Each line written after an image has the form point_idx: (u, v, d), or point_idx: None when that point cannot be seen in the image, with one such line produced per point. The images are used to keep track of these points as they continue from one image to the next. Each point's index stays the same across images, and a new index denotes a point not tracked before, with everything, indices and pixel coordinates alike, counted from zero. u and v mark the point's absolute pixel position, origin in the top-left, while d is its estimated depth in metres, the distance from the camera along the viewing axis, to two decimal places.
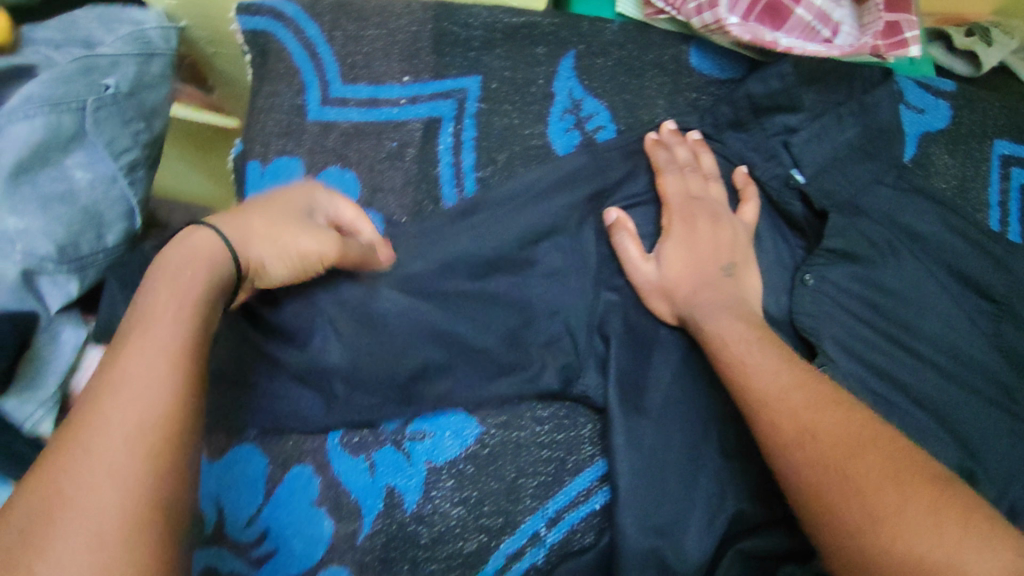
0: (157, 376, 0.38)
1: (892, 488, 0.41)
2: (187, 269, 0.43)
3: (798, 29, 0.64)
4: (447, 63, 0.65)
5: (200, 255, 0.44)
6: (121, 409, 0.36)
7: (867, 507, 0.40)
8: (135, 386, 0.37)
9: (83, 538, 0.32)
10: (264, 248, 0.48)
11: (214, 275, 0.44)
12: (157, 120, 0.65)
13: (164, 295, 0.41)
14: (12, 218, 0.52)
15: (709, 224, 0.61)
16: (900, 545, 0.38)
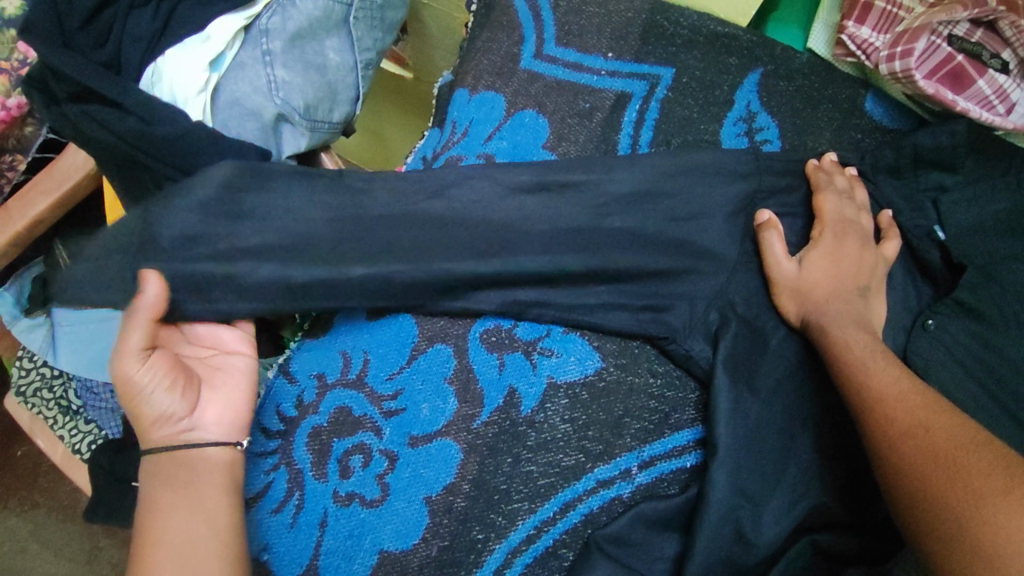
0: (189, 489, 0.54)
1: (1001, 474, 0.43)
2: (184, 456, 0.55)
3: (976, 98, 0.70)
4: (649, 51, 0.74)
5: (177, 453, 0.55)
6: (175, 521, 0.52)
7: (971, 488, 0.43)
8: (184, 509, 0.52)
9: (186, 552, 0.51)
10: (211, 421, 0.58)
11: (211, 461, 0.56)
12: (392, 35, 0.73)
13: (178, 462, 0.55)
14: (282, 70, 0.63)
15: (857, 246, 0.66)
16: (1000, 518, 0.41)
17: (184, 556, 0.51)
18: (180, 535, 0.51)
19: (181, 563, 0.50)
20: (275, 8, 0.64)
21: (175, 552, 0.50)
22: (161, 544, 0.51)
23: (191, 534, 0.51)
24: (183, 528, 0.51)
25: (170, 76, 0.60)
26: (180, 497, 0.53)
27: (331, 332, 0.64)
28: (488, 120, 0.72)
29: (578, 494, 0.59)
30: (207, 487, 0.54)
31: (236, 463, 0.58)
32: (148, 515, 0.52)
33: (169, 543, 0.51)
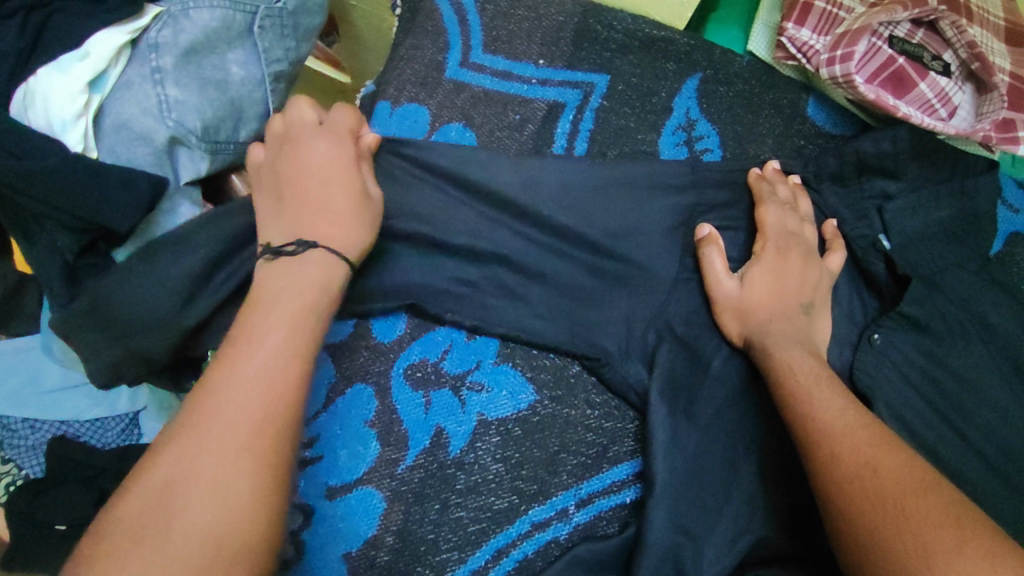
0: (292, 314, 0.46)
1: (951, 526, 0.41)
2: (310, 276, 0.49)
3: (918, 102, 0.68)
4: (582, 57, 0.70)
5: (308, 263, 0.49)
6: (269, 334, 0.45)
7: (920, 541, 0.41)
8: (276, 324, 0.45)
9: (271, 365, 0.43)
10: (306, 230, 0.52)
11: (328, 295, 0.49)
12: (307, 44, 0.67)
13: (295, 282, 0.48)
14: (174, 88, 0.57)
15: (801, 261, 0.64)
16: None
17: (267, 369, 0.43)
18: (270, 342, 0.44)
19: (271, 357, 0.44)
20: (166, 20, 0.58)
21: (260, 353, 0.44)
22: (251, 339, 0.44)
23: (288, 336, 0.45)
24: (274, 346, 0.44)
25: (42, 98, 0.54)
26: (287, 304, 0.47)
27: None
28: (411, 136, 0.67)
29: (512, 539, 0.55)
30: (313, 302, 0.48)
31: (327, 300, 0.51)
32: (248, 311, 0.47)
33: (263, 338, 0.44)
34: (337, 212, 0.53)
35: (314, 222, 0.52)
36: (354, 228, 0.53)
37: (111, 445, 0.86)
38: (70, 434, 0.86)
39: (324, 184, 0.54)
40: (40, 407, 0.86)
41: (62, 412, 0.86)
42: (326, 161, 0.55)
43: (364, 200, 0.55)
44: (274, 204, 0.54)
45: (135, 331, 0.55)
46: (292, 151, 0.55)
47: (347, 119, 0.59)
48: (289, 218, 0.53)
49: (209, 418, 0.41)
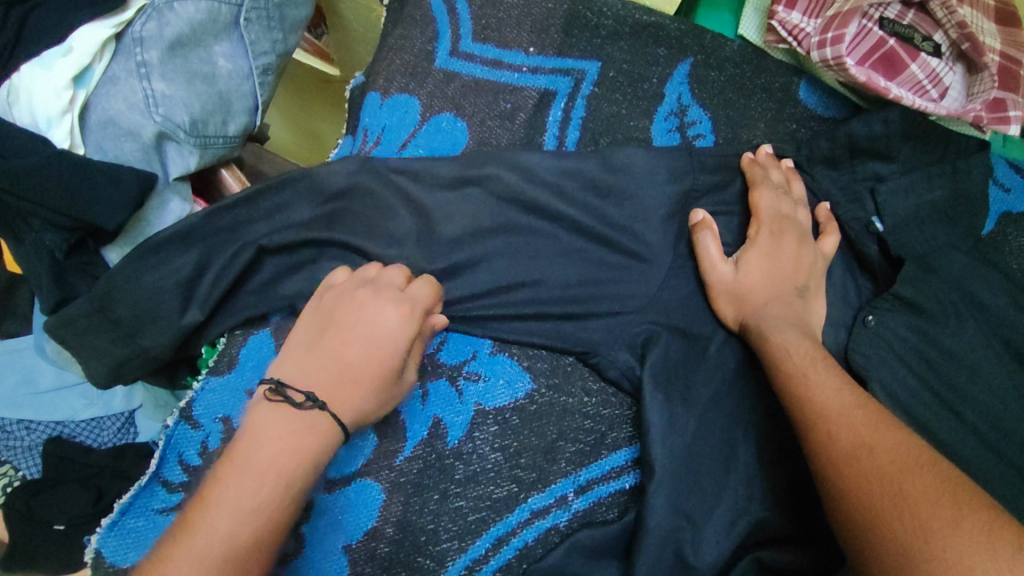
0: (262, 483, 0.45)
1: (947, 502, 0.41)
2: (292, 432, 0.47)
3: (910, 83, 0.68)
4: (572, 44, 0.70)
5: (297, 423, 0.47)
6: (240, 494, 0.44)
7: (917, 518, 0.41)
8: (249, 482, 0.44)
9: (225, 534, 0.42)
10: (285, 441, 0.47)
11: (317, 453, 0.47)
12: (295, 36, 0.67)
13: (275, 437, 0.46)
14: (160, 83, 0.57)
15: (795, 244, 0.64)
16: (948, 554, 0.39)
17: (222, 536, 0.42)
18: (240, 514, 0.43)
19: (233, 524, 0.43)
20: (150, 13, 0.58)
21: (226, 522, 0.43)
22: (224, 506, 0.43)
23: (253, 498, 0.44)
24: (239, 509, 0.43)
25: (27, 94, 0.54)
26: (274, 457, 0.46)
27: (236, 369, 0.59)
28: (402, 126, 0.67)
29: (512, 528, 0.56)
30: (294, 476, 0.46)
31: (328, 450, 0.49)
32: (225, 468, 0.45)
33: (234, 499, 0.44)
34: (360, 381, 0.51)
35: (320, 379, 0.50)
36: (365, 399, 0.51)
37: (106, 444, 0.85)
38: (66, 435, 0.86)
39: (378, 357, 0.52)
40: (35, 408, 0.86)
41: (58, 413, 0.86)
42: (372, 328, 0.52)
43: (393, 385, 0.53)
44: (302, 344, 0.53)
45: (140, 329, 0.56)
46: (350, 309, 0.53)
47: (426, 296, 0.56)
48: (308, 366, 0.51)
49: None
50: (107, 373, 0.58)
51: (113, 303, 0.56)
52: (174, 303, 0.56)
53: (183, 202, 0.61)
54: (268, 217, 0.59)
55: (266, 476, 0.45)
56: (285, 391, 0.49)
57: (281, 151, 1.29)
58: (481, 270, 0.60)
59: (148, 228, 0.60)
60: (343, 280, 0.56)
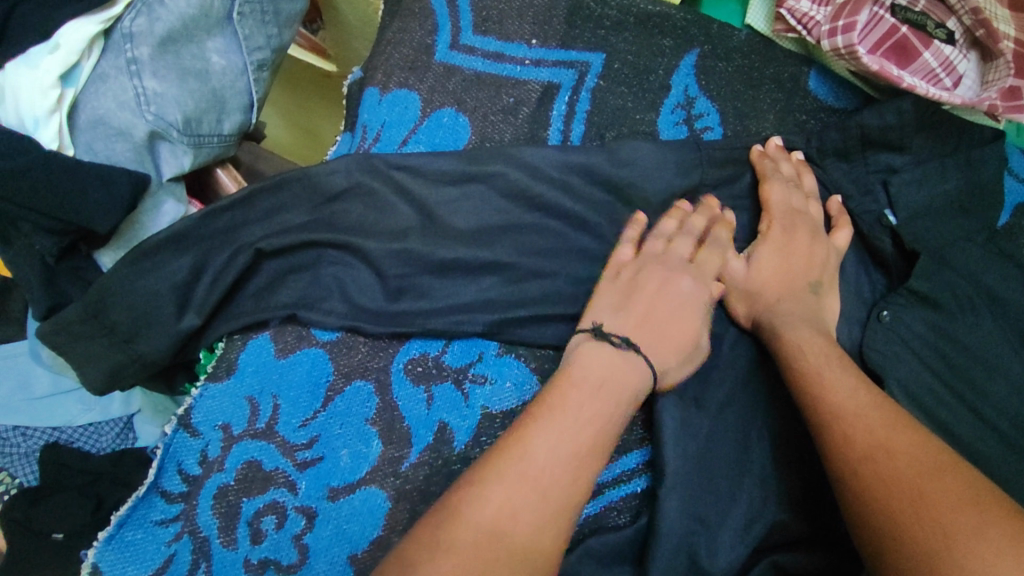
0: (601, 405, 0.49)
1: (969, 509, 0.40)
2: (612, 367, 0.51)
3: (923, 72, 0.66)
4: (576, 35, 0.68)
5: (608, 356, 0.52)
6: (584, 417, 0.47)
7: (938, 525, 0.40)
8: (589, 407, 0.48)
9: (580, 443, 0.46)
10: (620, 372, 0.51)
11: (633, 378, 0.52)
12: (290, 29, 0.65)
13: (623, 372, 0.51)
14: (152, 80, 0.55)
15: (808, 238, 0.62)
16: (968, 564, 0.38)
17: (577, 446, 0.46)
18: (586, 425, 0.47)
19: (581, 442, 0.46)
20: (139, 6, 0.55)
21: (556, 444, 0.45)
22: (556, 417, 0.47)
23: (590, 426, 0.47)
24: (586, 424, 0.47)
25: (12, 93, 0.52)
26: (609, 390, 0.50)
27: (236, 374, 0.57)
28: (402, 122, 0.65)
29: None
30: (621, 401, 0.50)
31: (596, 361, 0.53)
32: (565, 388, 0.49)
33: (575, 417, 0.47)
34: (672, 337, 0.56)
35: (654, 342, 0.55)
36: (674, 360, 0.56)
37: (105, 449, 0.83)
38: (64, 441, 0.84)
39: (687, 320, 0.57)
40: (31, 414, 0.84)
41: (54, 419, 0.84)
42: (683, 296, 0.58)
43: (697, 343, 0.57)
44: (610, 304, 0.57)
45: (134, 333, 0.55)
46: (660, 282, 0.58)
47: (714, 265, 0.61)
48: (625, 324, 0.56)
49: (512, 480, 0.43)
50: (104, 379, 0.56)
51: (106, 308, 0.54)
52: (171, 308, 0.55)
53: (178, 203, 0.60)
54: (262, 220, 0.57)
55: (603, 395, 0.49)
56: (606, 334, 0.54)
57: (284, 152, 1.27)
58: (484, 267, 0.58)
59: (142, 230, 0.58)
60: (631, 258, 0.60)
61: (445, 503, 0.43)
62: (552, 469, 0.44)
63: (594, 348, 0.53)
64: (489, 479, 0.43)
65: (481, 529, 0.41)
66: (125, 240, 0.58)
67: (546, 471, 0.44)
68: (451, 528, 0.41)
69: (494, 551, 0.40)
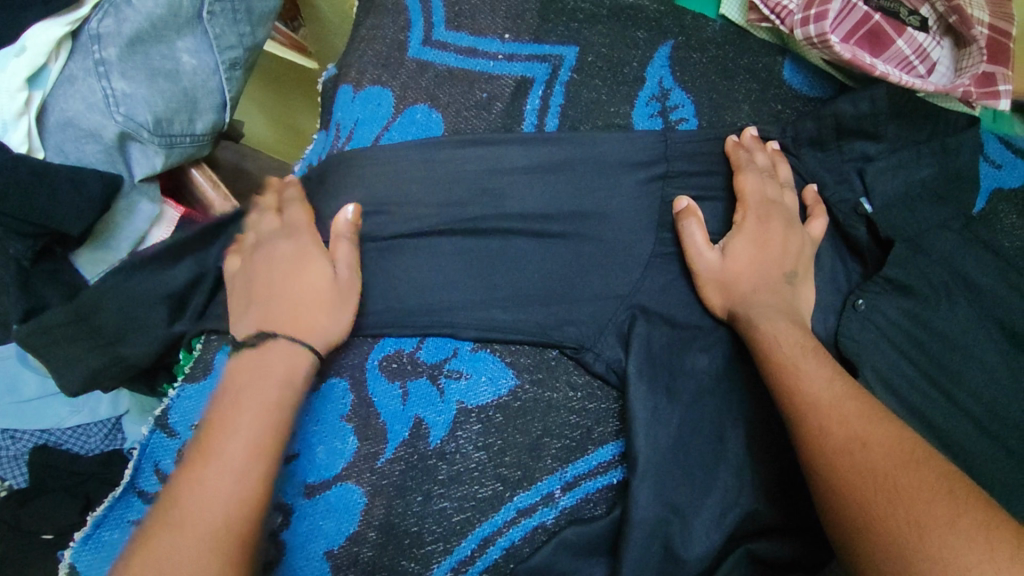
0: (255, 428, 0.48)
1: (944, 499, 0.41)
2: (273, 377, 0.51)
3: (896, 60, 0.66)
4: (549, 29, 0.68)
5: (278, 354, 0.52)
6: (227, 446, 0.47)
7: (912, 515, 0.40)
8: (237, 433, 0.47)
9: (222, 470, 0.45)
10: (268, 381, 0.50)
11: (288, 382, 0.51)
12: (264, 27, 0.64)
13: (269, 384, 0.50)
14: (120, 81, 0.55)
15: (782, 228, 0.62)
16: (944, 555, 0.38)
17: (230, 475, 0.45)
18: (245, 448, 0.47)
19: (224, 469, 0.46)
20: (106, 8, 0.55)
21: (218, 480, 0.45)
22: (221, 449, 0.46)
23: (238, 448, 0.47)
24: (235, 451, 0.46)
25: None
26: (255, 405, 0.49)
27: (212, 374, 0.57)
28: (374, 120, 0.65)
29: (497, 528, 0.54)
30: (280, 395, 0.50)
31: (297, 372, 0.52)
32: (217, 416, 0.49)
33: (228, 441, 0.47)
34: (313, 298, 0.54)
35: (274, 314, 0.53)
36: (320, 317, 0.54)
37: (94, 451, 0.81)
38: (53, 442, 0.81)
39: (302, 276, 0.55)
40: (18, 417, 0.80)
41: (43, 421, 0.81)
42: (290, 261, 0.56)
43: (337, 289, 0.55)
44: (254, 313, 0.54)
45: (119, 336, 0.57)
46: (263, 262, 0.56)
47: (302, 217, 0.59)
48: (258, 314, 0.54)
49: (173, 528, 0.43)
50: (84, 380, 0.56)
51: (92, 313, 0.56)
52: (161, 314, 0.58)
53: (154, 202, 0.61)
54: None
55: (249, 414, 0.48)
56: (245, 345, 0.53)
57: (273, 154, 1.24)
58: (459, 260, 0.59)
59: (122, 231, 0.60)
60: (237, 264, 0.57)
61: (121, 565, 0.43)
62: (211, 502, 0.44)
63: (256, 354, 0.52)
64: (160, 528, 0.44)
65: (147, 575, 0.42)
66: (103, 241, 0.60)
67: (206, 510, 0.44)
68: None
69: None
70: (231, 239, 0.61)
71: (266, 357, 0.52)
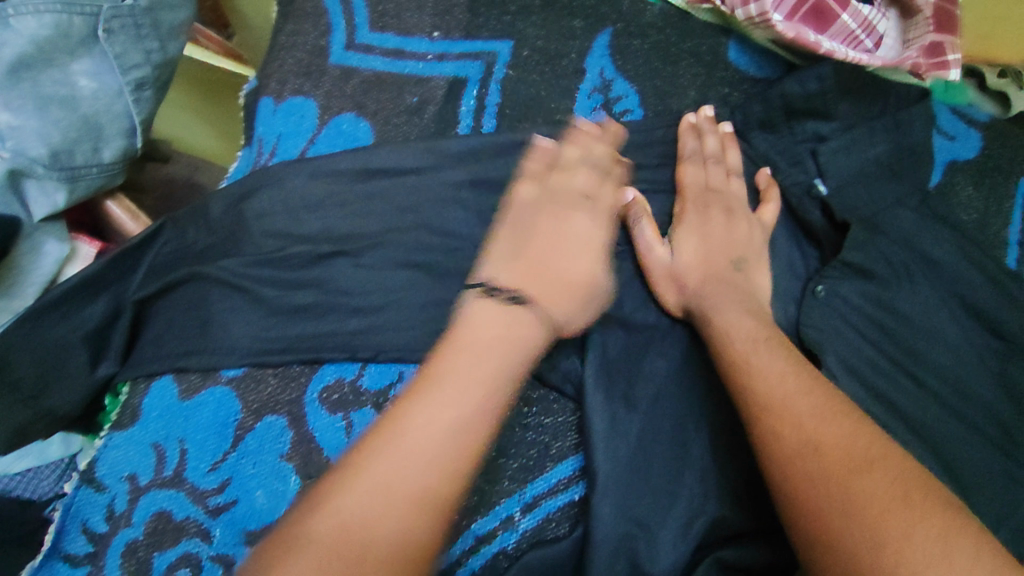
0: (470, 397, 0.42)
1: (898, 509, 0.39)
2: (495, 337, 0.46)
3: (842, 35, 0.64)
4: (480, 25, 0.65)
5: (504, 315, 0.48)
6: (440, 411, 0.41)
7: (868, 529, 0.38)
8: (451, 397, 0.42)
9: (430, 433, 0.40)
10: (497, 341, 0.46)
11: (523, 354, 0.46)
12: (174, 43, 0.60)
13: (493, 354, 0.45)
14: (6, 113, 0.51)
15: (722, 217, 0.60)
16: (900, 571, 0.36)
17: (439, 441, 0.40)
18: (467, 410, 0.41)
19: (437, 433, 0.40)
20: None
21: (426, 443, 0.39)
22: (431, 411, 0.41)
23: (458, 415, 0.41)
24: (451, 415, 0.41)
25: None
26: (478, 369, 0.44)
27: (140, 421, 0.53)
28: (299, 133, 0.61)
29: (456, 558, 0.52)
30: (508, 365, 0.45)
31: (525, 342, 0.47)
32: (441, 359, 0.44)
33: (444, 402, 0.41)
34: (567, 271, 0.53)
35: (543, 282, 0.52)
36: (574, 304, 0.52)
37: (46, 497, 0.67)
38: None
39: (583, 259, 0.55)
40: None
41: None
42: (585, 233, 0.56)
43: (597, 271, 0.55)
44: (510, 247, 0.53)
45: (42, 389, 0.52)
46: (554, 220, 0.56)
47: (608, 197, 0.59)
48: (523, 267, 0.52)
49: (377, 476, 0.38)
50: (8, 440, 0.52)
51: (7, 365, 0.51)
52: (82, 357, 0.54)
53: (62, 241, 0.57)
54: None
55: (467, 374, 0.43)
56: (497, 288, 0.50)
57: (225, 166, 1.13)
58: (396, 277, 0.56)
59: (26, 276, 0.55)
60: (529, 195, 0.57)
61: (319, 486, 0.38)
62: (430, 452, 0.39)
63: (490, 304, 0.48)
64: (358, 469, 0.38)
65: (333, 527, 0.36)
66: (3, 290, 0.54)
67: (410, 470, 0.38)
68: (346, 487, 0.37)
69: (352, 555, 0.35)
70: (153, 272, 0.57)
71: (489, 310, 0.48)
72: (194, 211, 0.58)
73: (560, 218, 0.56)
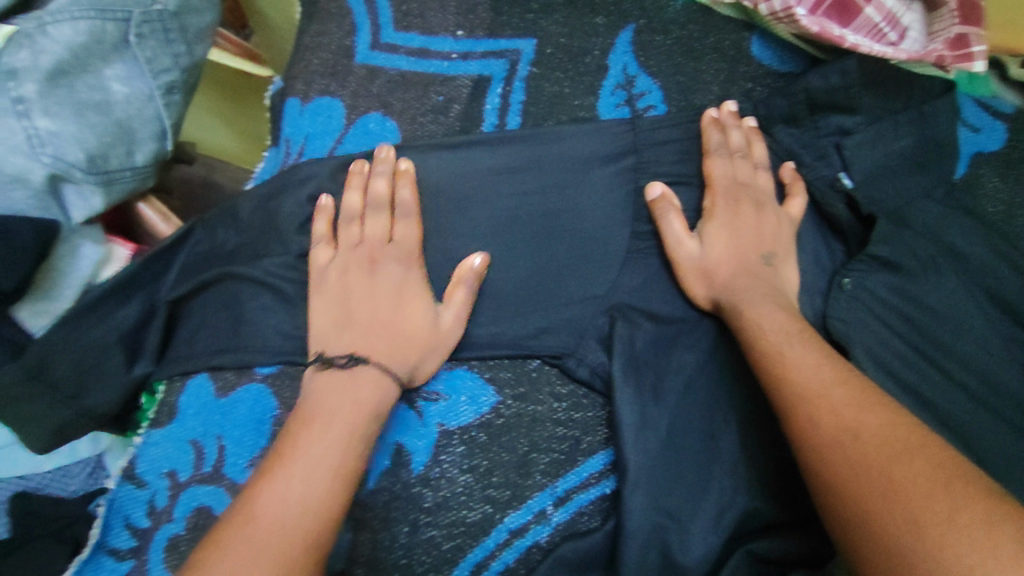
0: (318, 476, 0.42)
1: (942, 492, 0.38)
2: (348, 407, 0.46)
3: (866, 28, 0.63)
4: (503, 22, 0.65)
5: (357, 383, 0.47)
6: (286, 496, 0.40)
7: (909, 513, 0.38)
8: (299, 481, 0.41)
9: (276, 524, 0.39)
10: (348, 409, 0.46)
11: (371, 419, 0.46)
12: (200, 46, 0.60)
13: (340, 424, 0.45)
14: (44, 119, 0.51)
15: (754, 211, 0.60)
16: (943, 553, 0.36)
17: (281, 529, 0.39)
18: (318, 489, 0.41)
19: (282, 522, 0.39)
20: (21, 39, 0.51)
21: (270, 537, 0.38)
22: (279, 498, 0.40)
23: (305, 495, 0.41)
24: (297, 501, 0.40)
25: None
26: (327, 445, 0.43)
27: (177, 418, 0.55)
28: (326, 133, 0.62)
29: (490, 551, 0.53)
30: (362, 429, 0.46)
31: (380, 408, 0.47)
32: (286, 444, 0.44)
33: (292, 483, 0.41)
34: (402, 330, 0.51)
35: (370, 342, 0.50)
36: (416, 357, 0.51)
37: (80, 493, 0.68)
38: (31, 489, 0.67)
39: (410, 309, 0.52)
40: None
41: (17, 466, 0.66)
42: (400, 289, 0.52)
43: (435, 331, 0.52)
44: (332, 320, 0.51)
45: (78, 388, 0.53)
46: (360, 279, 0.52)
47: (414, 235, 0.55)
48: (353, 334, 0.50)
49: None
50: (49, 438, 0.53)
51: (49, 365, 0.53)
52: (119, 358, 0.55)
53: (98, 243, 0.59)
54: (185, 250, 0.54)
55: (314, 453, 0.43)
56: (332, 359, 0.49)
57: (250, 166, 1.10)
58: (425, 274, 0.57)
59: (67, 277, 0.58)
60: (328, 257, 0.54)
61: None
62: (278, 531, 0.39)
63: (330, 376, 0.48)
64: None
65: None
66: (47, 292, 0.57)
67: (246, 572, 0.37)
68: None
69: None
70: (187, 272, 0.58)
71: (333, 383, 0.48)
72: (226, 212, 0.59)
73: (363, 273, 0.53)
